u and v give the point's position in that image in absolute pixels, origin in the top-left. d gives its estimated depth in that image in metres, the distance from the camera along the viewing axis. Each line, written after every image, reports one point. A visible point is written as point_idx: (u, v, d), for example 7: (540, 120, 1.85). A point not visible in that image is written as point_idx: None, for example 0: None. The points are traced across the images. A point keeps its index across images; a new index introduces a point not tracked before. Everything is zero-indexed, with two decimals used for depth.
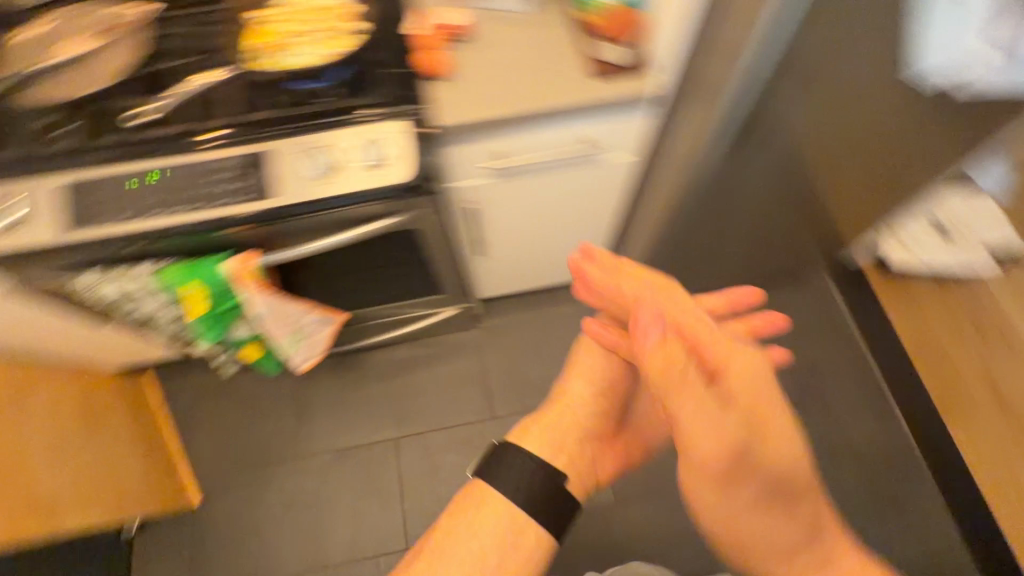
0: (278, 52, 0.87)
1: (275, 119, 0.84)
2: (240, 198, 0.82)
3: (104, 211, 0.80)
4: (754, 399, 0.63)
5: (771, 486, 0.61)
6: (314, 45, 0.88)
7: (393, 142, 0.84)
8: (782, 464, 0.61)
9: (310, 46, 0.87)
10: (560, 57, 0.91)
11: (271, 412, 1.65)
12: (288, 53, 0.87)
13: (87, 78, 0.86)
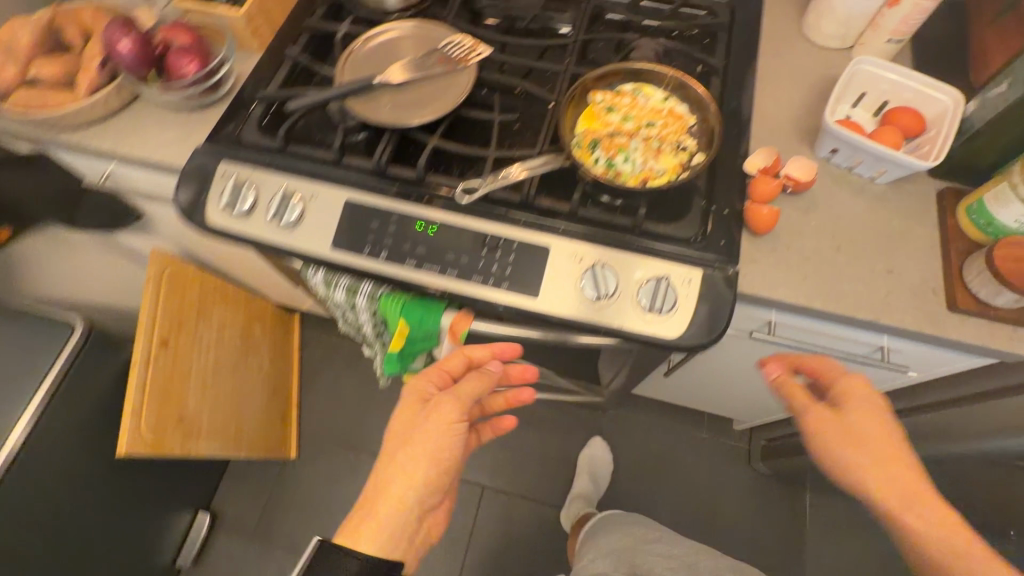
0: (611, 153, 0.72)
1: (561, 214, 0.74)
2: (492, 282, 0.73)
3: (364, 245, 0.76)
4: (876, 451, 0.68)
5: (918, 536, 0.65)
6: (647, 154, 0.72)
7: (683, 292, 0.69)
8: (927, 522, 0.64)
9: (642, 155, 0.72)
10: (922, 258, 0.71)
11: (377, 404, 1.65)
12: (620, 157, 0.72)
13: (398, 110, 0.78)
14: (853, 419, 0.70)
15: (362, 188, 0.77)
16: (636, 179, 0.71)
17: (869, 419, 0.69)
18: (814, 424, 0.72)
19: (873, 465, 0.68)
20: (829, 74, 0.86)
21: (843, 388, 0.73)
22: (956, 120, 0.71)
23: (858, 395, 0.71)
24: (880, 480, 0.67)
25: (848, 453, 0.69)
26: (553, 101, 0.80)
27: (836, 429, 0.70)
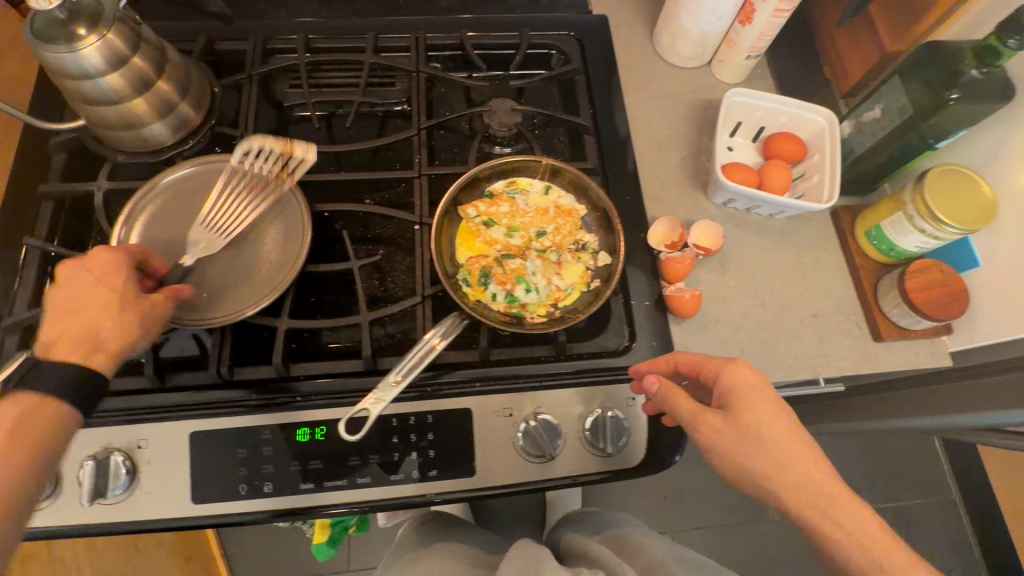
0: (508, 283, 0.60)
1: (471, 364, 0.61)
2: (418, 475, 0.59)
3: (239, 484, 0.58)
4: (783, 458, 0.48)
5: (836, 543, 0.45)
6: (549, 272, 0.61)
7: (632, 414, 0.62)
8: (850, 528, 0.45)
9: (543, 275, 0.61)
10: (838, 290, 0.69)
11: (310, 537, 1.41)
12: (520, 286, 0.60)
13: (228, 295, 0.59)
14: (750, 425, 0.49)
15: (209, 411, 0.58)
16: (545, 307, 0.60)
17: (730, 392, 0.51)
18: (699, 425, 0.51)
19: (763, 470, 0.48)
20: (695, 95, 0.79)
21: (724, 370, 0.53)
22: (837, 139, 0.67)
23: (748, 389, 0.51)
24: (786, 492, 0.47)
25: (744, 458, 0.48)
26: (417, 222, 0.66)
27: (733, 440, 0.49)
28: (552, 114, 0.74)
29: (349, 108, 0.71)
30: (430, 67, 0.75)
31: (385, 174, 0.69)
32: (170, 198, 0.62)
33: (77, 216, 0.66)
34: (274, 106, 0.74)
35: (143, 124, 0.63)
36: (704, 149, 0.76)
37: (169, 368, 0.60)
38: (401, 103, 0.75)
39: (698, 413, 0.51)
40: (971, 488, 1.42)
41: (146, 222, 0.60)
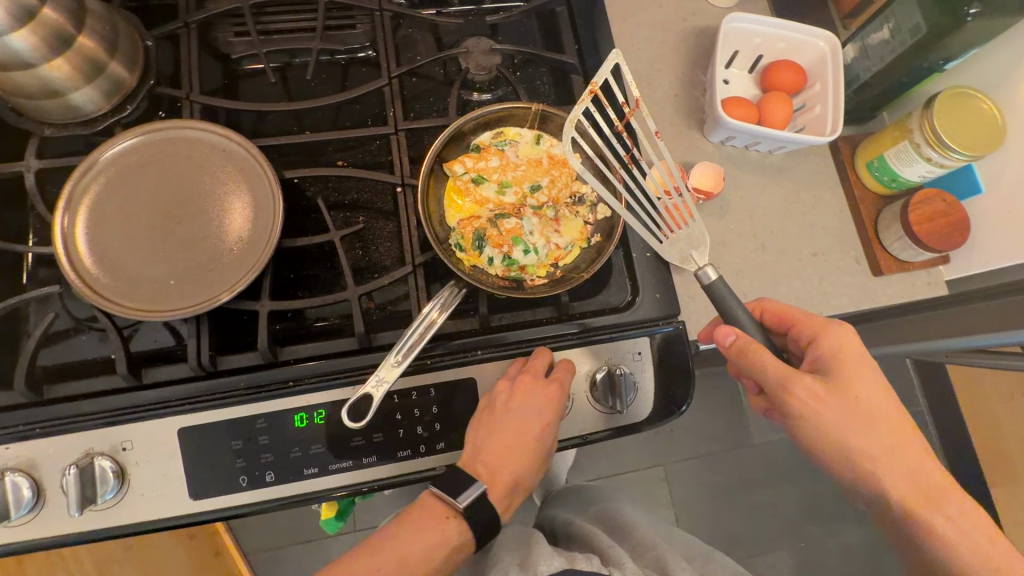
0: (505, 245, 0.56)
1: (470, 331, 0.59)
2: (425, 450, 0.57)
3: (238, 476, 0.55)
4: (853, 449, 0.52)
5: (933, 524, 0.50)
6: (547, 230, 0.58)
7: (639, 369, 0.60)
8: (882, 462, 0.51)
9: (542, 234, 0.57)
10: (836, 227, 0.68)
11: (306, 508, 1.39)
12: (518, 248, 0.56)
13: (199, 279, 0.53)
14: (857, 391, 0.51)
15: (196, 405, 0.54)
16: (546, 269, 0.57)
17: (535, 434, 0.56)
18: (789, 387, 0.51)
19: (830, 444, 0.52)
20: (686, 22, 0.73)
21: (820, 333, 0.55)
22: (838, 65, 0.64)
23: (848, 364, 0.52)
24: (899, 481, 0.51)
25: (839, 424, 0.51)
26: (399, 183, 0.60)
27: (834, 405, 0.51)
28: (534, 52, 0.67)
29: (309, 57, 0.63)
30: (394, 4, 0.67)
31: (356, 131, 0.63)
32: (117, 175, 0.54)
33: (7, 201, 0.58)
34: (219, 59, 0.66)
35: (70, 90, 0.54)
36: (698, 83, 0.71)
37: (143, 364, 0.55)
38: (366, 48, 0.68)
39: (525, 404, 0.55)
40: None
41: (95, 204, 0.53)
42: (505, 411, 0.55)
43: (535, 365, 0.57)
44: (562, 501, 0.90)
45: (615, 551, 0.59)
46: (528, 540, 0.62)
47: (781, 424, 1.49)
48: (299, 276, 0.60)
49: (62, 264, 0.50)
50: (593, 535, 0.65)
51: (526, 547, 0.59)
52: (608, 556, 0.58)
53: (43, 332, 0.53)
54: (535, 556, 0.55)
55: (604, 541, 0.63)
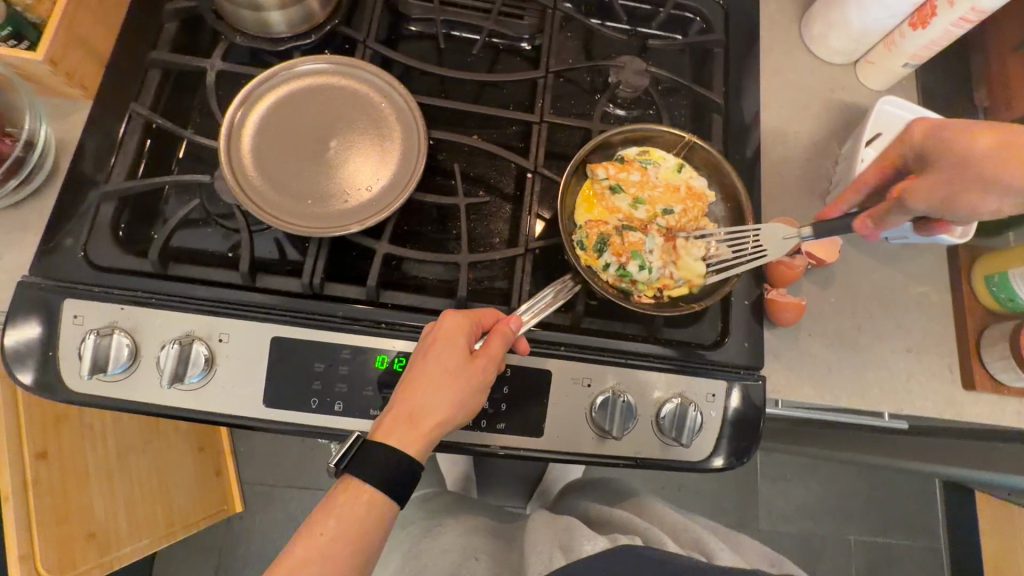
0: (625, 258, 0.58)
1: (559, 326, 0.61)
2: (485, 425, 0.59)
3: (310, 398, 0.57)
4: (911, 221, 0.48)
5: None
6: (666, 256, 0.59)
7: (709, 410, 0.61)
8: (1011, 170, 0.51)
9: (660, 257, 0.59)
10: (936, 329, 0.67)
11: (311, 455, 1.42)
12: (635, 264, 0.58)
13: (334, 208, 0.56)
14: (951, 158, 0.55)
15: (296, 320, 0.57)
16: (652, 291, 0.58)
17: (424, 368, 0.48)
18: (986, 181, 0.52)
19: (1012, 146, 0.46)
20: (832, 95, 0.74)
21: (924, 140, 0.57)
22: None
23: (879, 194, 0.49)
24: None
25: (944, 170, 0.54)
26: (530, 170, 0.63)
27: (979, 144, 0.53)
28: (684, 82, 0.69)
29: (479, 33, 0.67)
30: (566, 6, 0.70)
31: (502, 111, 0.66)
32: (286, 96, 0.58)
33: (181, 91, 0.63)
34: (393, 17, 0.70)
35: (269, 6, 0.59)
36: (831, 154, 0.72)
37: (257, 269, 0.59)
38: (528, 40, 0.71)
39: (430, 341, 0.50)
40: (959, 540, 1.44)
41: (260, 117, 0.57)
42: (422, 349, 0.50)
43: (441, 320, 0.50)
44: (580, 490, 0.94)
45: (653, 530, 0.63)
46: (567, 524, 0.66)
47: (792, 515, 1.44)
48: (414, 229, 0.63)
49: (223, 161, 0.54)
50: (625, 519, 0.67)
51: (566, 531, 0.64)
52: (648, 534, 0.62)
53: (182, 214, 0.57)
54: (577, 538, 0.61)
55: (643, 522, 0.65)
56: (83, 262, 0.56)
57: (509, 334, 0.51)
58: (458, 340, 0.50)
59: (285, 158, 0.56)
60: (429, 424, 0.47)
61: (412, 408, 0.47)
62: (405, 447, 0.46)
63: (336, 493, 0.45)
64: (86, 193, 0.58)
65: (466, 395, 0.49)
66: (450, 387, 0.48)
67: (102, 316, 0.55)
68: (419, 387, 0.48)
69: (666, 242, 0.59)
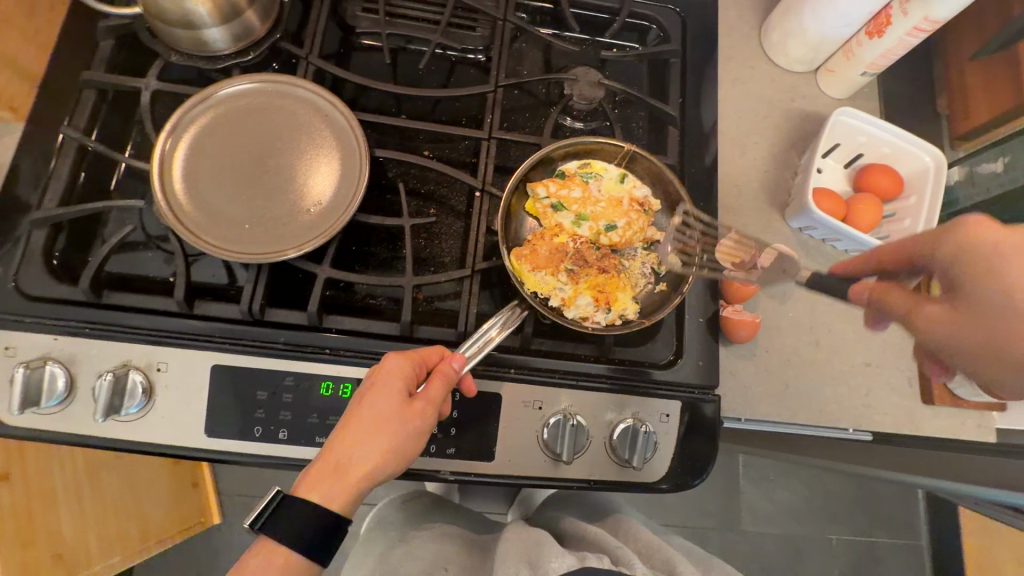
0: (563, 254, 0.60)
1: (509, 347, 0.59)
2: (434, 450, 0.58)
3: (254, 426, 0.56)
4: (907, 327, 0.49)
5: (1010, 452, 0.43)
6: (608, 211, 0.61)
7: (663, 431, 0.59)
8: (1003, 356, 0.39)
9: (601, 214, 0.61)
10: (897, 344, 0.65)
11: None
12: (572, 261, 0.59)
13: (274, 227, 0.54)
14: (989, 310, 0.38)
15: (236, 348, 0.56)
16: (592, 291, 0.58)
17: (362, 418, 0.49)
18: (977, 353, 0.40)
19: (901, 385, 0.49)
20: (792, 104, 0.73)
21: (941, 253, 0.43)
22: (940, 187, 0.63)
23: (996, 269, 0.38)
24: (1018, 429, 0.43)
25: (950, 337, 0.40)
26: (479, 188, 0.61)
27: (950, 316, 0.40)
28: (638, 94, 0.67)
29: (428, 47, 0.65)
30: (517, 17, 0.69)
31: (451, 127, 0.64)
32: (223, 121, 0.56)
33: (118, 112, 0.61)
34: (342, 30, 0.68)
35: (204, 24, 0.57)
36: (790, 164, 0.71)
37: (197, 294, 0.57)
38: (480, 51, 0.70)
39: (371, 389, 0.50)
40: (939, 540, 1.44)
41: (196, 145, 0.55)
42: (363, 397, 0.50)
43: (386, 366, 0.51)
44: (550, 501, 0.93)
45: (625, 551, 0.60)
46: (538, 537, 0.64)
47: (774, 517, 1.44)
48: (359, 250, 0.62)
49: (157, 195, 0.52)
50: (595, 536, 0.65)
51: (536, 544, 0.61)
52: (619, 556, 0.59)
53: (117, 240, 0.55)
54: (546, 554, 0.58)
55: (611, 539, 0.63)
56: (15, 292, 0.54)
57: (450, 376, 0.51)
58: (396, 385, 0.50)
59: (220, 177, 0.55)
60: (358, 473, 0.47)
61: (342, 457, 0.47)
62: (331, 499, 0.46)
63: (258, 550, 0.46)
64: (18, 220, 0.56)
65: (401, 443, 0.49)
66: (382, 435, 0.48)
67: (35, 346, 0.54)
68: (353, 438, 0.48)
69: (604, 208, 0.61)
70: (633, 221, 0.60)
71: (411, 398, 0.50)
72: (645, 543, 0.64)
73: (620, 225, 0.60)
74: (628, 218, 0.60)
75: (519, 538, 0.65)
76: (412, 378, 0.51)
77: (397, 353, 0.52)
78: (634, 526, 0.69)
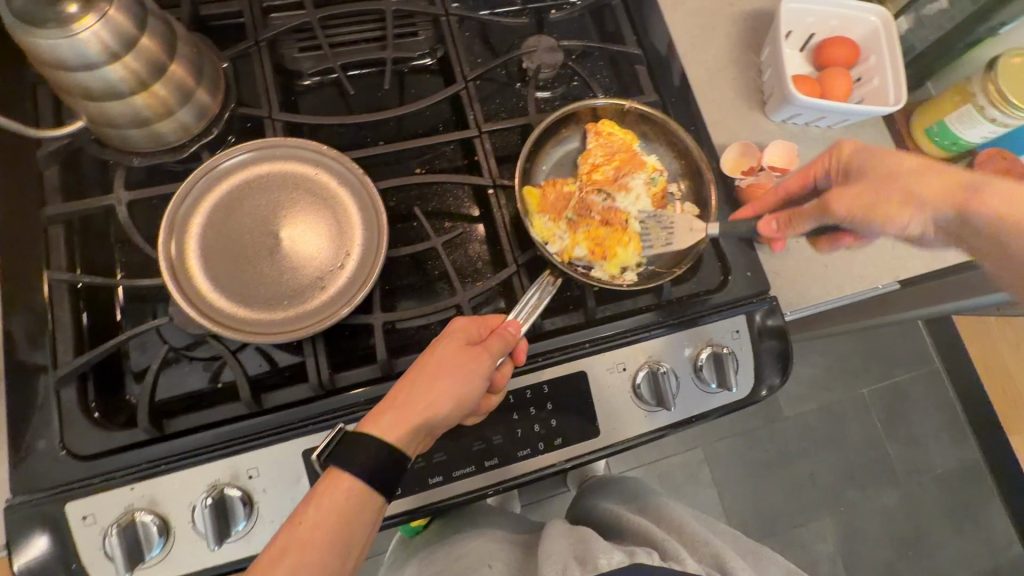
0: (567, 203, 0.62)
1: (574, 325, 0.60)
2: (543, 446, 0.59)
3: None
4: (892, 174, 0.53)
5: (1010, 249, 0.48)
6: (618, 152, 0.64)
7: (738, 348, 0.62)
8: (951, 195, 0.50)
9: (610, 152, 0.64)
10: None
11: None
12: (573, 211, 0.62)
13: (311, 296, 0.52)
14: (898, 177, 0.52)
15: (319, 426, 0.53)
16: (589, 243, 0.61)
17: (421, 366, 0.48)
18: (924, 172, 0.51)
19: (962, 221, 0.50)
20: (734, 7, 0.75)
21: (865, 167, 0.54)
22: (893, 42, 0.67)
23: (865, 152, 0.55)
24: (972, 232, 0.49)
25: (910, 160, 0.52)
26: (490, 185, 0.61)
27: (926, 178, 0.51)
28: (596, 45, 0.68)
29: (384, 65, 0.63)
30: (455, 8, 0.67)
31: (435, 136, 0.63)
32: (217, 194, 0.54)
33: (93, 235, 0.56)
34: (285, 76, 0.65)
35: (156, 117, 0.53)
36: (751, 64, 0.73)
37: (257, 389, 0.55)
38: (430, 54, 0.68)
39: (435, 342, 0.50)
40: (952, 358, 1.56)
41: (199, 223, 0.53)
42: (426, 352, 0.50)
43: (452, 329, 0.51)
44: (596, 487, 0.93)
45: (671, 544, 0.60)
46: (586, 535, 0.62)
47: (809, 394, 1.53)
48: (396, 286, 0.60)
49: (169, 278, 0.49)
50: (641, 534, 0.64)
51: (582, 543, 0.60)
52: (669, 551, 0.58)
53: (157, 364, 0.52)
54: (593, 549, 0.57)
55: (656, 534, 0.62)
56: (69, 459, 0.50)
57: (509, 336, 0.51)
58: (460, 340, 0.50)
59: (240, 260, 0.52)
60: (414, 409, 0.46)
61: (399, 399, 0.47)
62: (385, 431, 0.45)
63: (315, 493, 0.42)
64: (36, 385, 0.51)
65: (456, 394, 0.48)
66: (440, 379, 0.48)
67: (113, 504, 0.50)
68: (411, 381, 0.47)
69: (617, 155, 0.64)
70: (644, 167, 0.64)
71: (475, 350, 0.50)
72: (684, 536, 0.63)
73: (633, 171, 0.64)
74: (638, 157, 0.64)
75: (565, 534, 0.64)
76: (476, 335, 0.51)
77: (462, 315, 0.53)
78: (676, 514, 0.68)
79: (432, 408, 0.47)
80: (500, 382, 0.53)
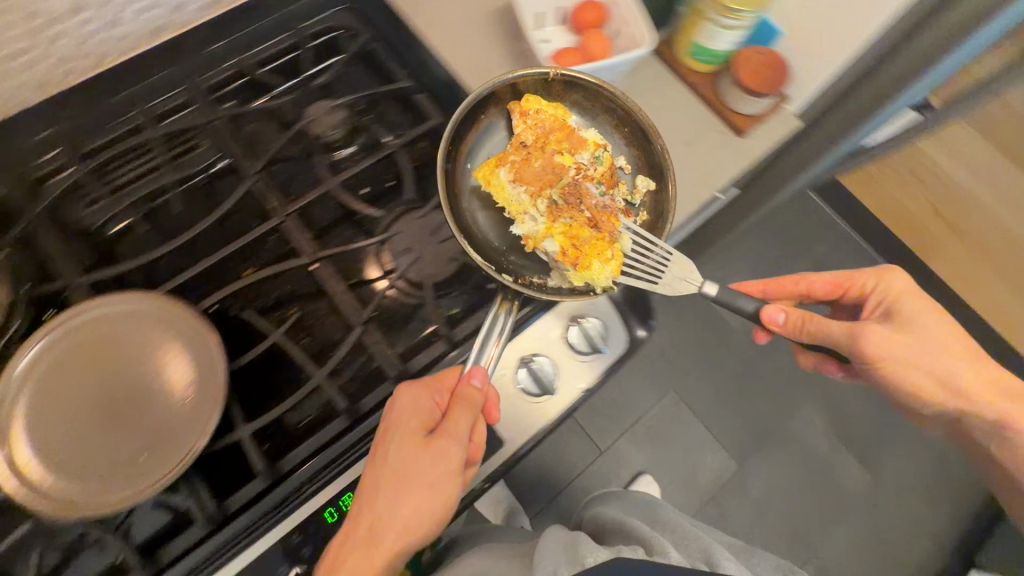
0: (552, 176, 0.63)
1: (445, 355, 0.60)
2: None
3: None
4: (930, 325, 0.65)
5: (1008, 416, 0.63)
6: (561, 137, 0.64)
7: (598, 310, 0.65)
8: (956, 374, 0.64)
9: (533, 136, 0.64)
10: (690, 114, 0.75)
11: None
12: (559, 191, 0.63)
13: (165, 433, 0.53)
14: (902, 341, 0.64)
15: (224, 559, 0.52)
16: (563, 238, 0.61)
17: (386, 474, 0.52)
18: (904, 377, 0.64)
19: (940, 383, 0.64)
20: None
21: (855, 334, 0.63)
22: None
23: (904, 292, 0.66)
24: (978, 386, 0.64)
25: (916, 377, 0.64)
26: (313, 260, 0.61)
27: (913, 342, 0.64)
28: (370, 91, 0.70)
29: (170, 189, 0.62)
30: (224, 108, 0.67)
31: (249, 235, 0.62)
32: (29, 386, 0.52)
33: None
34: (79, 238, 0.62)
35: None
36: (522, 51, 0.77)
37: (151, 550, 0.53)
38: (221, 158, 0.67)
39: (384, 445, 0.53)
40: None
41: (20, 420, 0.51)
42: (379, 460, 0.53)
43: (389, 426, 0.54)
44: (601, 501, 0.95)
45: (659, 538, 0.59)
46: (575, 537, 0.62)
47: None
48: (261, 394, 0.58)
49: (10, 487, 0.48)
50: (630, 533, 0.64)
51: (572, 544, 0.60)
52: (653, 545, 0.58)
53: None
54: (581, 549, 0.57)
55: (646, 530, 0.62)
56: None
57: (472, 398, 0.53)
58: (413, 433, 0.53)
59: (78, 435, 0.52)
60: (388, 529, 0.51)
61: (371, 518, 0.51)
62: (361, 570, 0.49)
63: None
64: None
65: (430, 491, 0.53)
66: (406, 484, 0.52)
67: None
68: (380, 496, 0.52)
69: (557, 143, 0.64)
70: (568, 153, 0.64)
71: (430, 439, 0.54)
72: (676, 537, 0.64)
73: (562, 155, 0.64)
74: (572, 136, 0.64)
75: (557, 538, 0.64)
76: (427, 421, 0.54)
77: (410, 388, 0.54)
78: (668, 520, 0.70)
79: (411, 515, 0.52)
80: (478, 445, 0.58)
